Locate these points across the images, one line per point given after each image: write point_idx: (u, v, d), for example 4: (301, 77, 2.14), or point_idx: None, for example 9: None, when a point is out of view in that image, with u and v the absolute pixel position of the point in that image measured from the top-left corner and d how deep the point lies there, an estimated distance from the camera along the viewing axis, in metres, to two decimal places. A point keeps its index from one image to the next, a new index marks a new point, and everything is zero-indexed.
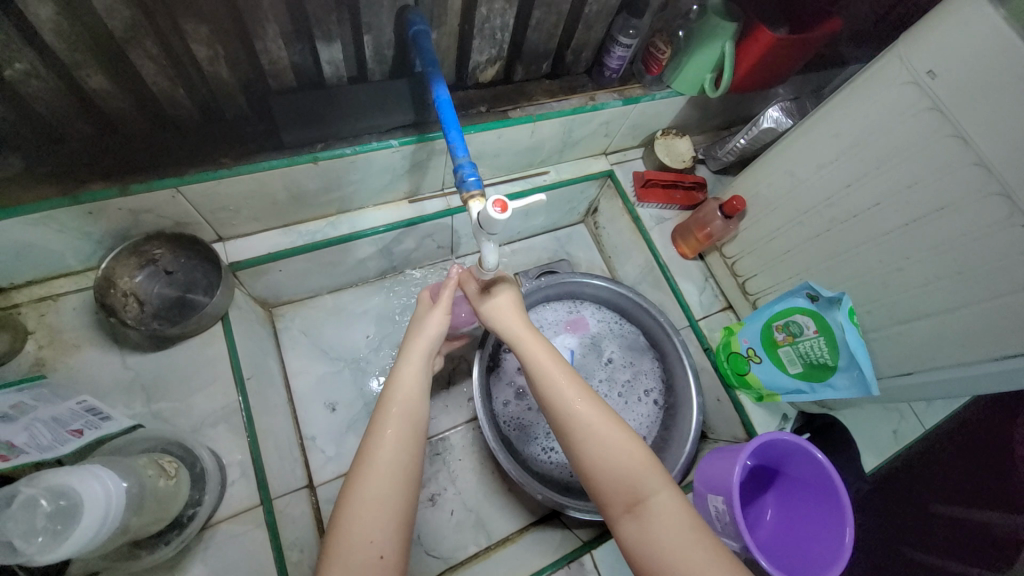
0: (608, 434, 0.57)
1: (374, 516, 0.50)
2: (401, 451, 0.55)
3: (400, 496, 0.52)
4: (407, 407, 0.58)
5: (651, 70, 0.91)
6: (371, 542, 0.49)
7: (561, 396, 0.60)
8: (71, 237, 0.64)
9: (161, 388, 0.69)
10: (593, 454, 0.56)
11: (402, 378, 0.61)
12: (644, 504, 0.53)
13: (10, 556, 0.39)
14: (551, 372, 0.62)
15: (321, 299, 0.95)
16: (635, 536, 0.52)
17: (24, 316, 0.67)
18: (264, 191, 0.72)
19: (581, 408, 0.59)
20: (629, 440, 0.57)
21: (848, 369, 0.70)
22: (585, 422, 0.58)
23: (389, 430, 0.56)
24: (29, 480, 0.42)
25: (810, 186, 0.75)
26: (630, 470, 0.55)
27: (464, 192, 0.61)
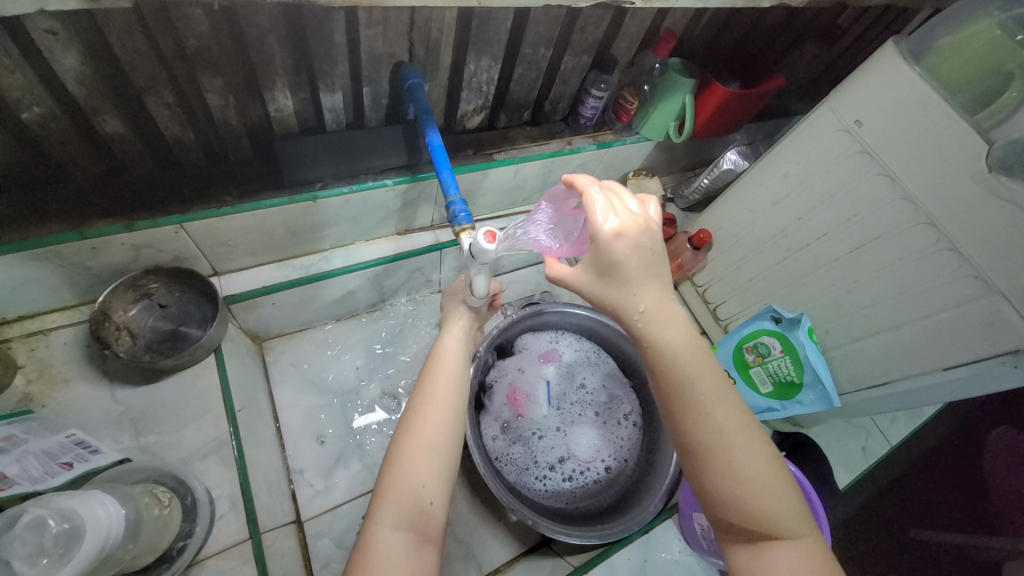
0: (744, 460, 0.51)
1: (427, 466, 0.54)
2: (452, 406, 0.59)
3: (445, 452, 0.56)
4: (451, 377, 0.63)
5: (621, 118, 1.01)
6: (423, 490, 0.53)
7: (693, 403, 0.52)
8: (70, 271, 0.66)
9: (150, 422, 0.69)
10: (725, 488, 0.51)
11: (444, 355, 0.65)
12: (768, 542, 0.51)
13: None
14: (685, 386, 0.53)
15: (311, 333, 0.96)
16: (749, 563, 0.51)
17: (12, 351, 0.67)
18: (263, 227, 0.75)
19: (723, 436, 0.52)
20: (772, 466, 0.52)
21: (813, 385, 0.76)
22: (719, 445, 0.52)
23: (435, 389, 0.60)
24: (37, 504, 0.42)
25: (766, 220, 0.84)
26: (762, 505, 0.51)
27: (456, 226, 0.67)
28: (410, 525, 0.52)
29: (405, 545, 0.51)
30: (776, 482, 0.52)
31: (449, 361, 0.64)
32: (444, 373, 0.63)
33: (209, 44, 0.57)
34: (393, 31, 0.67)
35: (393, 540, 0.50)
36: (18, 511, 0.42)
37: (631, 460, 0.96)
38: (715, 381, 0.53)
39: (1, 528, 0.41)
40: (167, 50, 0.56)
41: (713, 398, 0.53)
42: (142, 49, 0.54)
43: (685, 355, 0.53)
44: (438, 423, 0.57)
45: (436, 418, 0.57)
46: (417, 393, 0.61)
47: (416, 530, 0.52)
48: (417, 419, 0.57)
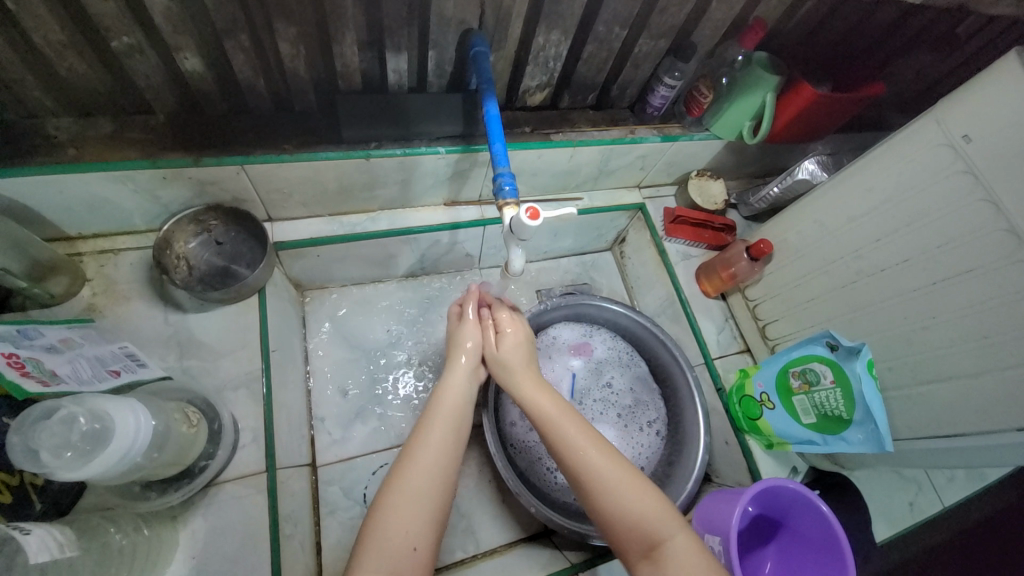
0: (620, 478, 0.59)
1: (411, 509, 0.55)
2: (443, 450, 0.60)
3: (434, 499, 0.57)
4: (450, 414, 0.64)
5: (692, 111, 0.95)
6: (406, 533, 0.54)
7: (563, 436, 0.62)
8: (142, 198, 0.71)
9: (193, 347, 0.73)
10: (608, 507, 0.58)
11: (449, 390, 0.66)
12: (664, 550, 0.55)
13: (35, 465, 0.42)
14: (550, 419, 0.64)
15: (350, 290, 0.99)
16: None
17: (85, 264, 0.73)
18: (317, 179, 0.78)
19: (592, 463, 0.60)
20: (639, 487, 0.59)
21: (863, 424, 0.69)
22: (590, 467, 0.60)
23: (432, 429, 0.62)
24: (77, 402, 0.46)
25: (839, 237, 0.76)
26: (643, 518, 0.57)
27: (500, 200, 0.65)
28: (391, 569, 0.52)
29: None
30: (642, 495, 0.58)
31: (457, 397, 0.66)
32: (444, 411, 0.64)
33: None
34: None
35: None
36: (57, 405, 0.45)
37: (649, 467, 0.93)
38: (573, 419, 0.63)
39: (39, 418, 0.44)
40: None
41: (569, 428, 0.62)
42: None
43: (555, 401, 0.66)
44: (425, 466, 0.58)
45: (424, 463, 0.58)
46: (414, 434, 0.62)
47: None
48: (408, 461, 0.59)
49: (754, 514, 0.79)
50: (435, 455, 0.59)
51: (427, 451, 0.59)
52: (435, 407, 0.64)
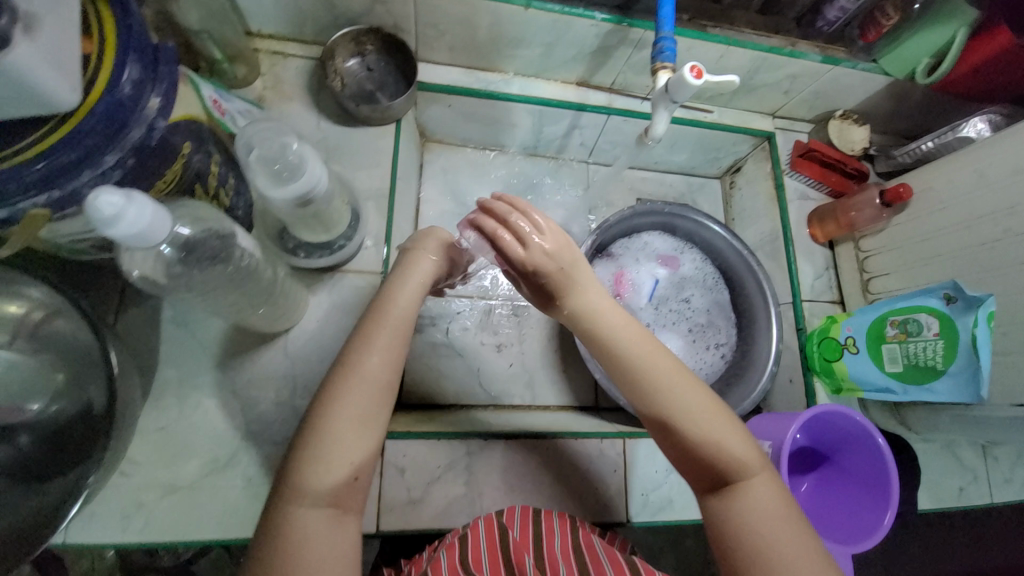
0: (703, 418, 0.52)
1: (347, 435, 0.47)
2: (384, 370, 0.50)
3: (378, 421, 0.48)
4: (395, 323, 0.52)
5: (866, 36, 0.87)
6: (348, 462, 0.46)
7: (640, 354, 0.54)
8: (320, 5, 0.77)
9: (336, 155, 0.82)
10: (688, 440, 0.52)
11: (399, 297, 0.54)
12: (742, 487, 0.51)
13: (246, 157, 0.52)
14: (631, 334, 0.56)
15: (465, 152, 1.04)
16: (726, 519, 0.51)
17: (260, 60, 0.82)
18: (471, 21, 0.80)
19: (678, 395, 0.53)
20: (730, 427, 0.53)
21: (957, 375, 0.69)
22: (673, 401, 0.53)
23: (376, 335, 0.51)
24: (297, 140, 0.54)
25: (996, 190, 0.71)
26: (726, 458, 0.52)
27: (656, 63, 0.66)
28: (331, 499, 0.46)
29: (325, 520, 0.45)
30: (727, 426, 0.53)
31: (405, 306, 0.53)
32: (388, 327, 0.51)
33: None
34: None
35: (312, 516, 0.45)
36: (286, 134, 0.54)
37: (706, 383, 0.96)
38: (646, 338, 0.56)
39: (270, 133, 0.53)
40: None
41: (642, 349, 0.55)
42: None
43: (625, 315, 0.57)
44: (365, 385, 0.48)
45: (363, 383, 0.49)
46: (348, 344, 0.51)
47: (342, 504, 0.46)
48: (335, 390, 0.48)
49: (807, 442, 0.81)
50: (375, 376, 0.49)
51: (365, 365, 0.49)
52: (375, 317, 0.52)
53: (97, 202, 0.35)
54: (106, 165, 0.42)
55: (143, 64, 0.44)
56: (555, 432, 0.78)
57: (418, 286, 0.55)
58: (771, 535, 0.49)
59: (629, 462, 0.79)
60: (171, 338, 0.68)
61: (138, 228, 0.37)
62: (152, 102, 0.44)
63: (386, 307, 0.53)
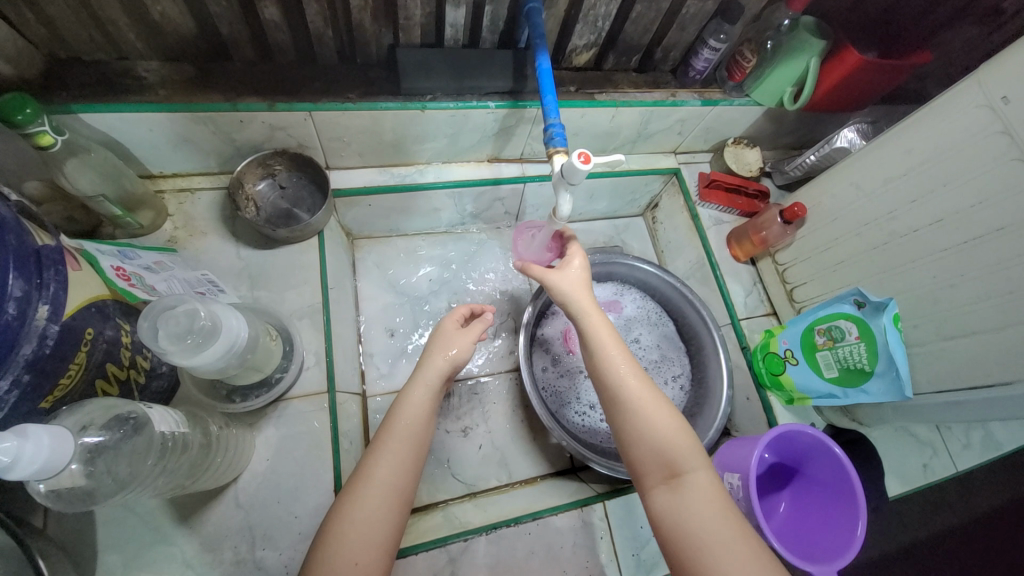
0: (659, 413, 0.62)
1: (360, 535, 0.55)
2: (398, 471, 0.60)
3: (388, 511, 0.58)
4: (412, 424, 0.64)
5: (734, 76, 0.96)
6: (355, 566, 0.53)
7: (610, 358, 0.65)
8: (220, 141, 0.77)
9: (261, 280, 0.81)
10: (642, 428, 0.61)
11: (415, 396, 0.66)
12: (683, 478, 0.58)
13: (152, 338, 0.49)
14: (608, 349, 0.66)
15: (395, 240, 1.06)
16: (666, 504, 0.57)
17: (167, 201, 0.81)
18: (373, 128, 0.83)
19: (638, 391, 0.63)
20: (677, 423, 0.62)
21: (885, 374, 0.73)
22: (633, 396, 0.63)
23: (390, 442, 0.62)
24: (204, 303, 0.53)
25: (873, 199, 0.78)
26: (673, 446, 0.60)
27: (550, 148, 0.70)
28: None
29: None
30: (677, 424, 0.62)
31: (418, 408, 0.65)
32: (399, 431, 0.63)
33: None
34: None
35: None
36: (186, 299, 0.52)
37: None
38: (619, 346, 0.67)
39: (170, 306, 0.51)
40: None
41: (619, 356, 0.66)
42: None
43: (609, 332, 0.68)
44: (384, 482, 0.59)
45: (378, 483, 0.59)
46: (371, 449, 0.62)
47: None
48: (354, 495, 0.58)
49: (773, 459, 0.84)
50: (387, 478, 0.59)
51: (379, 472, 0.59)
52: (395, 420, 0.64)
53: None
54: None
55: (24, 274, 0.43)
56: (534, 513, 0.77)
57: (428, 387, 0.67)
58: (708, 514, 0.55)
59: (612, 527, 0.79)
60: (110, 519, 0.63)
61: (43, 452, 0.36)
62: (40, 310, 0.44)
63: (401, 411, 0.64)
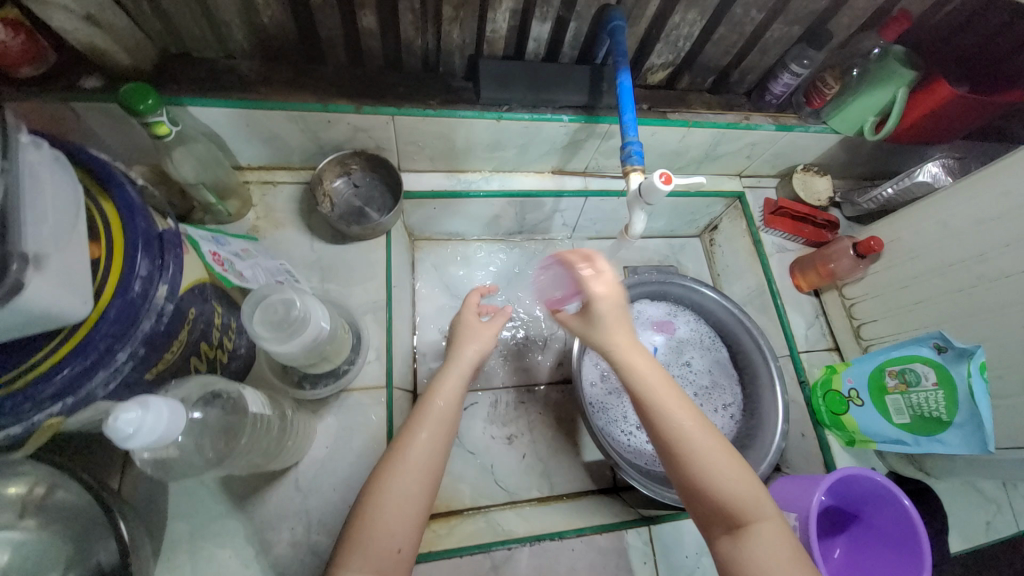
0: (716, 453, 0.58)
1: (399, 507, 0.55)
2: (433, 446, 0.60)
3: (424, 487, 0.57)
4: (447, 409, 0.63)
5: (813, 103, 0.93)
6: (394, 536, 0.53)
7: (654, 395, 0.62)
8: (306, 139, 0.81)
9: (331, 274, 0.84)
10: (698, 473, 0.57)
11: (449, 382, 0.66)
12: (750, 528, 0.54)
13: (253, 324, 0.53)
14: (648, 383, 0.63)
15: (454, 244, 1.08)
16: (733, 555, 0.54)
17: (251, 191, 0.86)
18: (448, 135, 0.85)
19: (687, 428, 0.59)
20: (737, 464, 0.58)
21: (963, 426, 0.70)
22: (684, 437, 0.59)
23: (427, 416, 0.62)
24: (299, 294, 0.55)
25: (961, 240, 0.75)
26: (732, 491, 0.56)
27: (626, 166, 0.70)
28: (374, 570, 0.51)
29: None
30: (734, 464, 0.58)
31: (453, 393, 0.65)
32: (434, 411, 0.63)
33: None
34: None
35: None
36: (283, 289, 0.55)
37: None
38: (658, 376, 0.63)
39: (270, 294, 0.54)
40: None
41: (661, 392, 0.62)
42: None
43: (648, 364, 0.64)
44: (420, 457, 0.58)
45: (415, 456, 0.58)
46: (405, 425, 0.62)
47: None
48: (392, 468, 0.57)
49: (830, 502, 0.80)
50: (423, 451, 0.58)
51: (416, 449, 0.58)
52: (428, 405, 0.63)
53: (123, 432, 0.36)
54: (118, 361, 0.44)
55: (150, 255, 0.46)
56: (579, 529, 0.76)
57: (461, 376, 0.67)
58: (782, 570, 0.51)
59: (657, 552, 0.77)
60: (182, 488, 0.67)
61: (164, 416, 0.39)
62: (159, 289, 0.46)
63: (440, 391, 0.65)
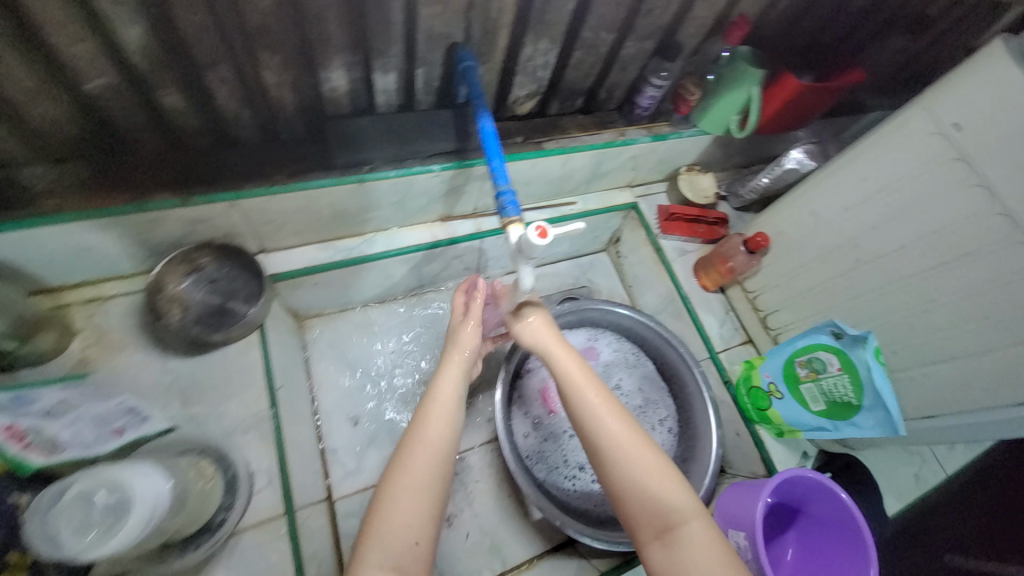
0: (645, 461, 0.60)
1: (411, 502, 0.56)
2: (444, 434, 0.61)
3: (433, 489, 0.57)
4: (444, 415, 0.62)
5: (680, 108, 0.95)
6: (408, 529, 0.54)
7: (595, 414, 0.63)
8: (128, 244, 0.68)
9: (196, 394, 0.71)
10: (629, 483, 0.59)
11: (447, 376, 0.66)
12: (675, 533, 0.56)
13: (53, 544, 0.44)
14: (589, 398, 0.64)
15: (350, 314, 0.98)
16: (664, 562, 0.56)
17: (73, 316, 0.70)
18: (310, 208, 0.75)
19: (623, 441, 0.61)
20: (666, 468, 0.60)
21: (873, 408, 0.71)
22: (621, 450, 0.61)
23: (433, 407, 0.63)
24: (96, 475, 0.48)
25: (834, 227, 0.78)
26: (663, 498, 0.58)
27: (503, 218, 0.64)
28: (394, 565, 0.53)
29: None
30: (662, 468, 0.60)
31: (450, 387, 0.65)
32: (438, 408, 0.62)
33: (267, 19, 0.56)
34: (451, 11, 0.64)
35: None
36: (70, 482, 0.47)
37: None
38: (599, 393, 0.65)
39: (56, 498, 0.46)
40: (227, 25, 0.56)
41: (605, 411, 0.63)
42: (203, 24, 0.54)
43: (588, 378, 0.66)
44: (422, 461, 0.58)
45: (423, 453, 0.59)
46: (418, 411, 0.63)
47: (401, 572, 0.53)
48: (405, 462, 0.58)
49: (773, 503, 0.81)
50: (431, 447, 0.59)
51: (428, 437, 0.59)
52: (431, 403, 0.63)
53: None
54: None
55: None
56: None
57: (461, 373, 0.66)
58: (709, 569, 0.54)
59: None
60: None
61: None
62: None
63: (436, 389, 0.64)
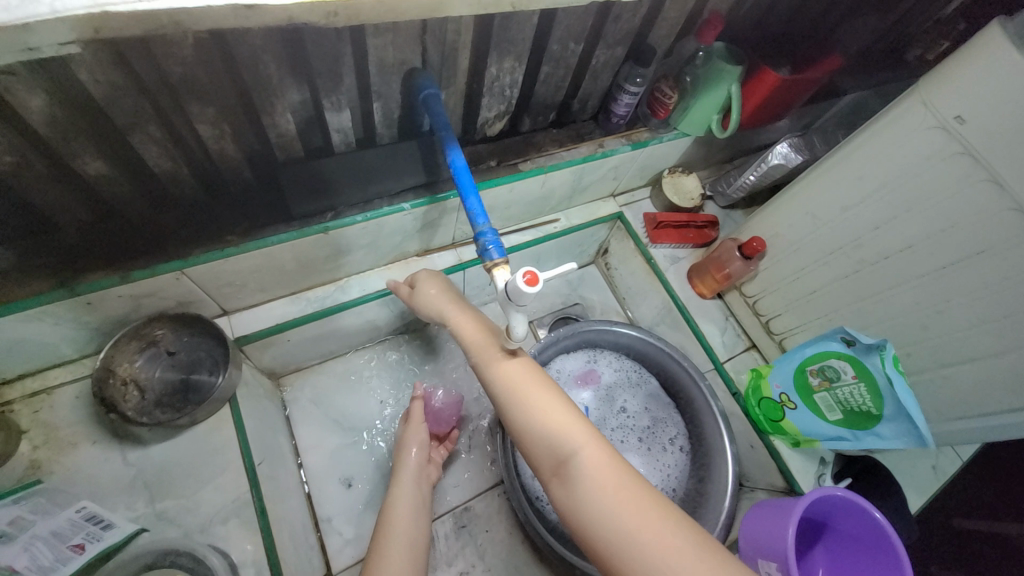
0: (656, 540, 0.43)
1: None
2: (411, 544, 0.64)
3: None
4: (406, 517, 0.67)
5: (658, 113, 0.89)
6: None
7: (581, 476, 0.47)
8: (68, 329, 0.60)
9: (166, 485, 0.64)
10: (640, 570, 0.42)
11: (403, 489, 0.71)
12: None
13: None
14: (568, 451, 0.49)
15: (331, 364, 0.91)
16: None
17: (16, 415, 0.62)
18: (272, 264, 0.68)
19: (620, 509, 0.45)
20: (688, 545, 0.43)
21: (896, 419, 0.66)
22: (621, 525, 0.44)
23: (395, 516, 0.67)
24: None
25: (833, 227, 0.74)
26: None
27: (486, 261, 0.58)
28: None
29: None
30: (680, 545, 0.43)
31: (408, 497, 0.70)
32: (399, 516, 0.67)
33: (194, 70, 0.49)
34: (404, 38, 0.58)
35: None
36: None
37: (679, 489, 0.90)
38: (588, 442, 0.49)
39: None
40: (148, 82, 0.48)
41: (596, 466, 0.47)
42: (119, 83, 0.47)
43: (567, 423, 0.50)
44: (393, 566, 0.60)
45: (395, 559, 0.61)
46: (379, 526, 0.66)
47: None
48: (376, 568, 0.60)
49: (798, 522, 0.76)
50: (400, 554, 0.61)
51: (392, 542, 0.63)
52: (392, 511, 0.68)
53: None
54: None
55: None
56: None
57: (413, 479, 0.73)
58: None
59: None
60: None
61: None
62: None
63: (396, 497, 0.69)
